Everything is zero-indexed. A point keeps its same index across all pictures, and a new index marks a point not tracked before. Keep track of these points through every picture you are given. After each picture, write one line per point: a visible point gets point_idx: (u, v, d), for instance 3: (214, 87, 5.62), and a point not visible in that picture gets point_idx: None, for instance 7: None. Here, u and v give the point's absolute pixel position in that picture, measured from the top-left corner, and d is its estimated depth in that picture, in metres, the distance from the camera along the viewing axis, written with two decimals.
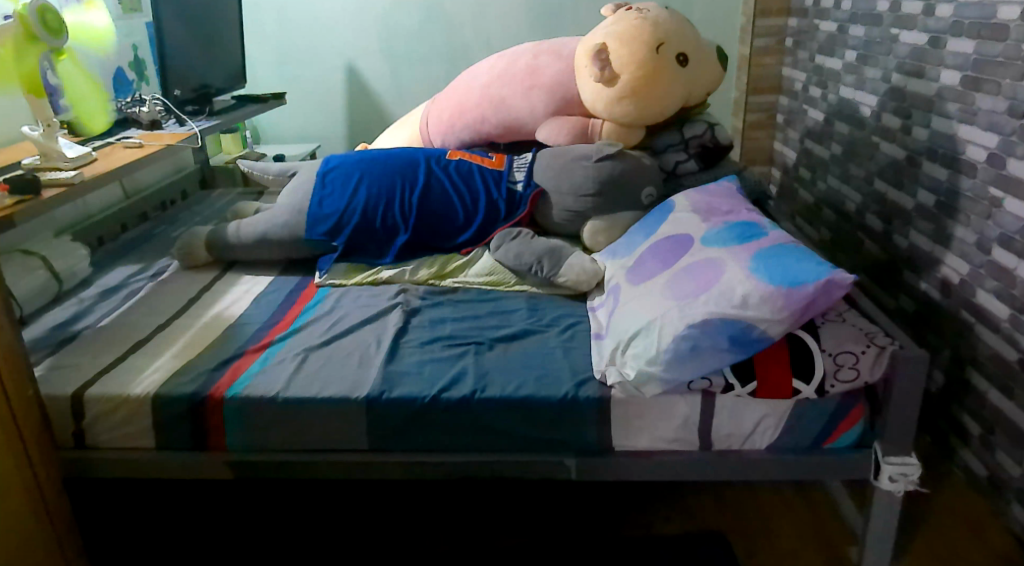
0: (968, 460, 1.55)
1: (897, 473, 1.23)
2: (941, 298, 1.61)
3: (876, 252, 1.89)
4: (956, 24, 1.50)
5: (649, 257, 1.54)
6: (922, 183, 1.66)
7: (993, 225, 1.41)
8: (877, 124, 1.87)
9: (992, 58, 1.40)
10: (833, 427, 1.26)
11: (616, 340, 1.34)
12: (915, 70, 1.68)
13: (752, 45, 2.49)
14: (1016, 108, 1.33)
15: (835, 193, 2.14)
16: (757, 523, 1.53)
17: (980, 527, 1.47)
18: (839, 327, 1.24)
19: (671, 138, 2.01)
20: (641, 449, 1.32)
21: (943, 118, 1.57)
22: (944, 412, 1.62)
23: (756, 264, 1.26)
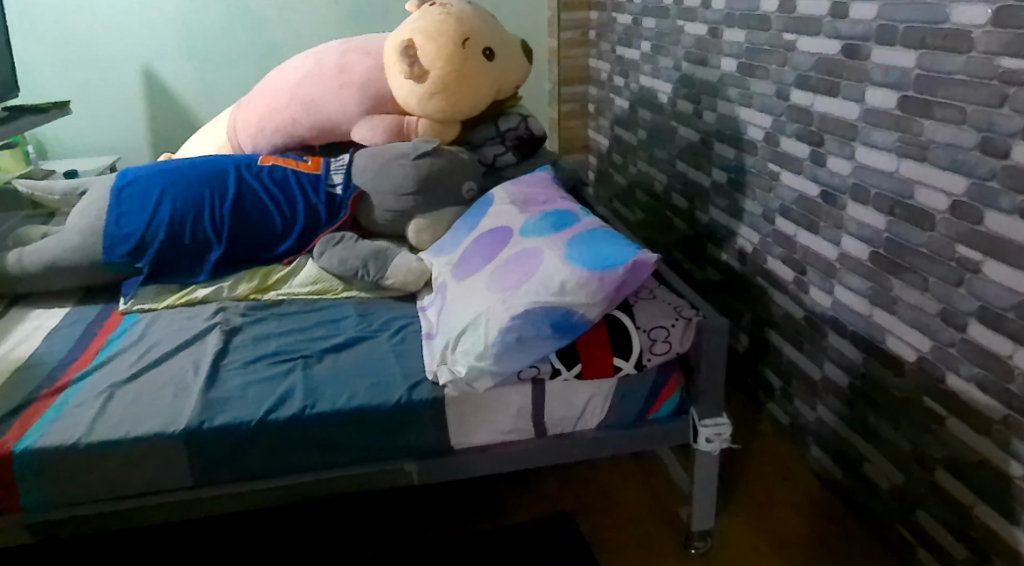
0: (774, 411, 1.70)
1: (712, 434, 1.31)
2: (739, 267, 1.75)
3: (684, 229, 2.04)
4: (729, 16, 1.65)
5: (473, 252, 1.54)
6: (715, 163, 1.80)
7: (775, 197, 1.55)
8: (674, 110, 2.01)
9: (759, 46, 1.54)
10: (654, 398, 1.33)
11: (446, 337, 1.33)
12: (700, 59, 1.82)
13: (560, 38, 2.57)
14: (782, 91, 1.47)
15: (644, 176, 2.28)
16: (599, 498, 1.59)
17: (788, 470, 1.60)
18: (652, 304, 1.30)
19: (488, 131, 2.03)
20: (480, 444, 1.32)
21: (726, 103, 1.71)
22: (752, 371, 1.77)
23: (570, 251, 1.30)
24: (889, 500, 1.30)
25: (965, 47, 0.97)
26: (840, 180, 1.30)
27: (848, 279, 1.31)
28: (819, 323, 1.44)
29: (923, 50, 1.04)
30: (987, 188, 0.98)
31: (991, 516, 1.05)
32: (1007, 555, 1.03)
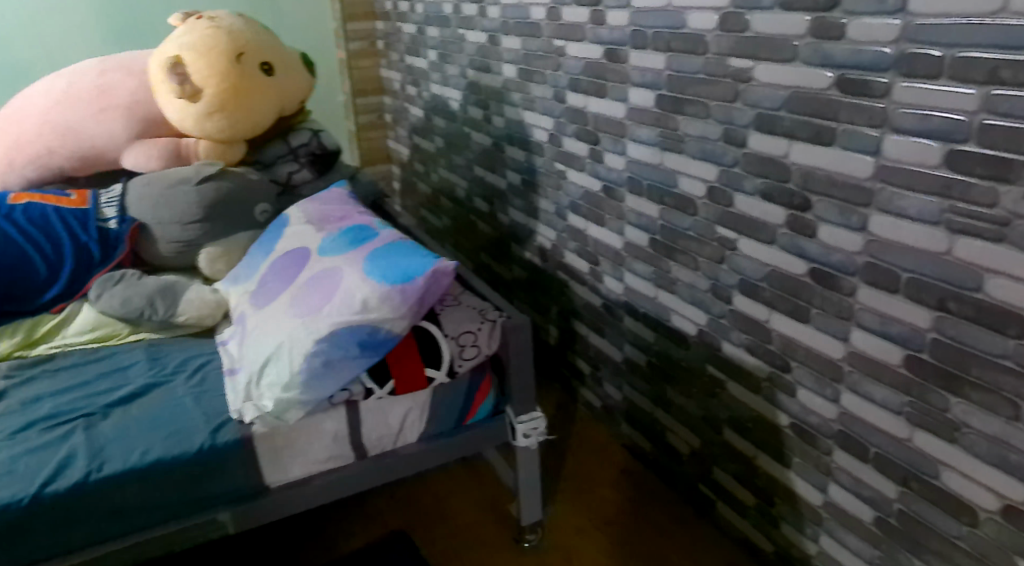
0: (587, 396, 1.78)
1: (529, 429, 1.34)
2: (542, 263, 1.83)
3: (488, 231, 2.09)
4: (504, 24, 1.71)
5: (270, 277, 1.45)
6: (509, 165, 1.87)
7: (565, 195, 1.64)
8: (465, 116, 2.04)
9: (534, 52, 1.61)
10: (470, 402, 1.33)
11: (248, 372, 1.25)
12: (484, 66, 1.87)
13: (347, 49, 2.49)
14: (558, 94, 1.56)
15: (445, 182, 2.30)
16: (431, 510, 1.57)
17: (605, 449, 1.68)
18: (458, 310, 1.30)
19: (278, 150, 1.94)
20: (298, 478, 1.26)
21: (512, 107, 1.78)
22: (564, 360, 1.85)
23: (369, 266, 1.24)
24: (690, 463, 1.42)
25: (702, 49, 1.06)
26: (617, 175, 1.40)
27: (634, 265, 1.41)
28: (616, 308, 1.53)
29: (670, 52, 1.14)
30: (733, 174, 1.06)
31: (769, 462, 1.16)
32: (786, 497, 1.14)
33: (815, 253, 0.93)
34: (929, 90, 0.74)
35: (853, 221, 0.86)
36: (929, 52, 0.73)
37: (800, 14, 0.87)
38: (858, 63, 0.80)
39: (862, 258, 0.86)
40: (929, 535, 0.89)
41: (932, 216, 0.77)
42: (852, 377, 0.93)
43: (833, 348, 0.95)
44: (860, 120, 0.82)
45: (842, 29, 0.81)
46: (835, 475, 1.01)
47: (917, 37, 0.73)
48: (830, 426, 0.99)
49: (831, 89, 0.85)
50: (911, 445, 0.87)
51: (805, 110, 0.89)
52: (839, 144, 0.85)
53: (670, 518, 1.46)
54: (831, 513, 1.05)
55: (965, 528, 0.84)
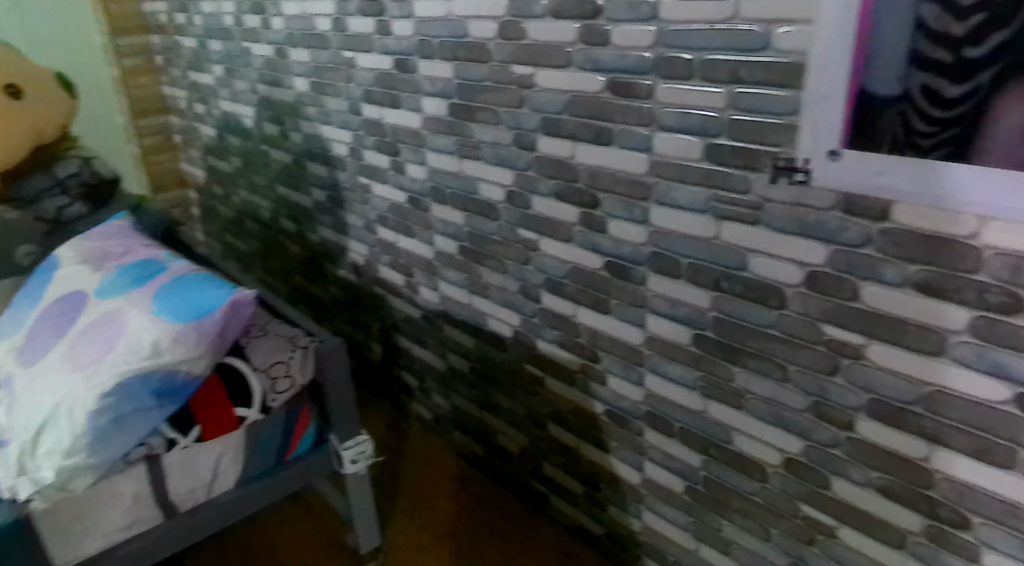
0: (417, 409, 1.76)
1: (357, 454, 1.27)
2: (357, 280, 1.78)
3: (299, 252, 2.00)
4: (291, 36, 1.64)
5: (39, 330, 1.26)
6: (312, 182, 1.80)
7: (372, 208, 1.60)
8: (261, 134, 1.94)
9: (325, 65, 1.56)
10: (290, 436, 1.23)
11: (19, 442, 1.07)
12: (274, 80, 1.79)
13: (120, 66, 2.26)
14: (354, 106, 1.52)
15: (248, 204, 2.17)
16: (261, 554, 1.47)
17: (439, 460, 1.67)
18: (264, 340, 1.20)
19: (41, 183, 1.70)
20: (94, 552, 1.11)
21: (309, 122, 1.71)
22: (391, 376, 1.81)
23: (156, 306, 1.12)
24: (521, 461, 1.45)
25: (486, 57, 1.08)
26: (420, 186, 1.39)
27: (447, 273, 1.41)
28: (435, 318, 1.52)
29: (456, 61, 1.15)
30: (527, 177, 1.09)
31: (591, 449, 1.20)
32: (610, 480, 1.19)
33: (608, 247, 0.98)
34: (686, 90, 0.80)
35: (636, 214, 0.92)
36: (681, 55, 0.79)
37: (569, 21, 0.91)
38: (624, 67, 0.86)
39: (648, 249, 0.92)
40: (730, 495, 0.96)
41: (700, 205, 0.83)
42: (652, 359, 0.99)
43: (633, 335, 1.00)
44: (632, 120, 0.87)
45: (607, 35, 0.86)
46: (648, 453, 1.08)
47: (670, 41, 0.79)
48: (639, 408, 1.05)
49: (604, 92, 0.90)
50: (707, 416, 0.94)
51: (584, 112, 0.94)
52: (616, 143, 0.90)
53: (507, 518, 1.48)
54: (649, 489, 1.11)
55: (757, 484, 0.92)
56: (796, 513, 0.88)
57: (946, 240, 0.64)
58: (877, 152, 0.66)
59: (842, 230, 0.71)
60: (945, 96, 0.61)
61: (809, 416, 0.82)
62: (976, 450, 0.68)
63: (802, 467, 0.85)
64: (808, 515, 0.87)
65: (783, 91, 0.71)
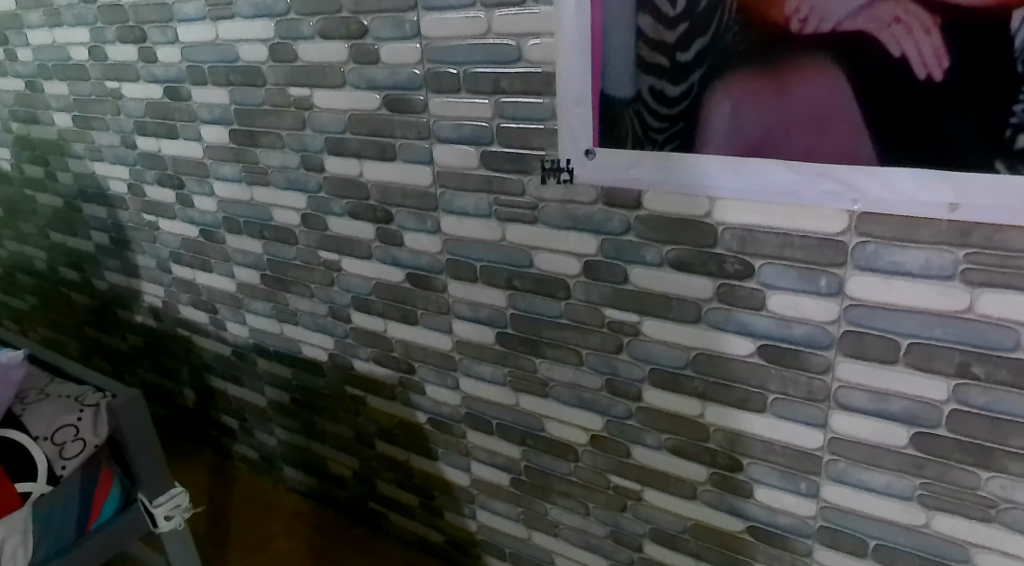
0: (241, 450, 1.67)
1: (170, 509, 1.17)
2: (156, 324, 1.66)
3: (85, 301, 1.82)
4: (43, 68, 1.50)
5: None
6: (90, 225, 1.65)
7: (162, 246, 1.50)
8: (21, 177, 1.74)
9: (87, 97, 1.44)
10: (88, 504, 1.10)
11: None
12: (30, 117, 1.61)
13: None
14: (127, 140, 1.41)
15: (17, 256, 1.94)
16: None
17: (271, 499, 1.59)
18: (44, 404, 1.09)
19: None
20: None
21: (77, 160, 1.57)
22: (208, 420, 1.70)
23: None
24: (355, 484, 1.42)
25: (260, 81, 1.05)
26: (211, 218, 1.33)
27: (252, 304, 1.35)
28: (246, 352, 1.45)
29: (231, 86, 1.11)
30: (320, 199, 1.08)
31: (420, 459, 1.21)
32: (443, 487, 1.20)
33: (407, 260, 1.00)
34: (456, 103, 0.83)
35: (429, 225, 0.94)
36: (447, 70, 0.82)
37: (338, 42, 0.91)
38: (397, 84, 0.88)
39: (444, 257, 0.95)
40: (551, 479, 1.02)
41: (484, 210, 0.88)
42: (463, 363, 1.02)
43: (443, 342, 1.03)
44: (411, 134, 0.90)
45: (376, 54, 0.88)
46: (473, 453, 1.11)
47: (435, 57, 0.83)
48: (458, 412, 1.08)
49: (381, 109, 0.91)
50: (520, 408, 0.99)
51: (365, 130, 0.95)
52: (401, 158, 0.93)
53: (348, 544, 1.45)
54: (480, 488, 1.14)
55: (571, 465, 0.98)
56: (608, 484, 0.95)
57: (688, 221, 0.73)
58: (624, 148, 0.73)
59: (607, 220, 0.78)
60: (669, 96, 0.69)
61: (605, 393, 0.89)
62: (736, 401, 0.78)
63: (606, 442, 0.92)
64: (618, 485, 0.94)
65: (540, 99, 0.77)
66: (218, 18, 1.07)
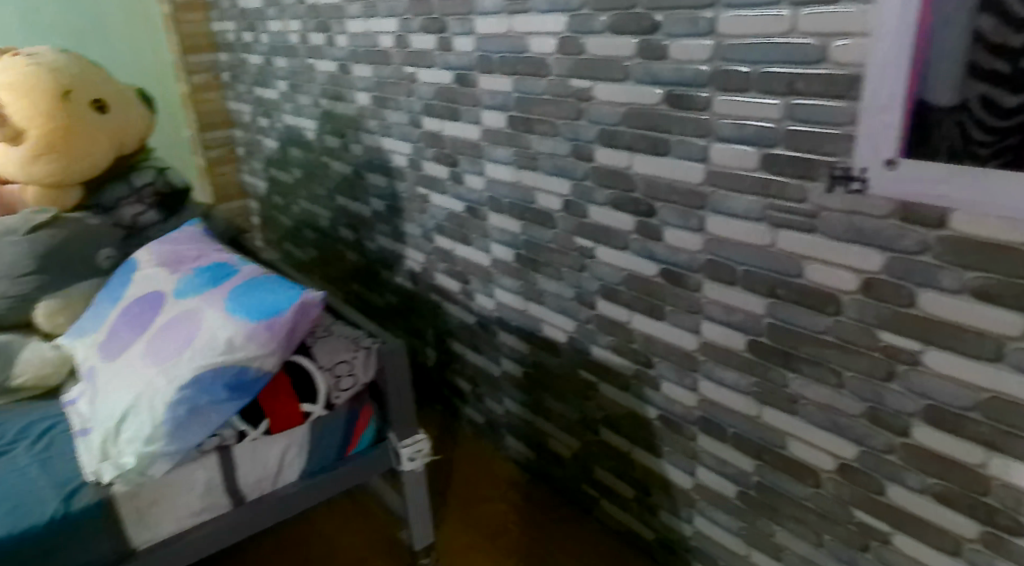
0: (469, 413, 1.79)
1: (413, 452, 1.30)
2: (413, 286, 1.83)
3: (356, 260, 2.07)
4: (354, 53, 1.72)
5: (121, 326, 1.29)
6: (371, 192, 1.86)
7: (429, 217, 1.66)
8: (322, 146, 2.02)
9: (387, 80, 1.62)
10: (350, 433, 1.27)
11: (102, 429, 1.11)
12: (336, 95, 1.86)
13: (189, 83, 2.36)
14: (414, 119, 1.58)
15: (307, 214, 2.25)
16: (318, 549, 1.49)
17: (491, 464, 1.70)
18: (329, 340, 1.25)
19: (118, 191, 1.67)
20: (168, 535, 1.14)
21: (369, 135, 1.78)
22: (444, 381, 1.85)
23: (232, 305, 1.17)
24: (572, 466, 1.47)
25: (544, 71, 1.12)
26: (478, 195, 1.44)
27: (502, 280, 1.45)
28: (489, 324, 1.56)
29: (515, 75, 1.20)
30: (584, 187, 1.13)
31: (643, 454, 1.23)
32: (662, 485, 1.20)
33: (663, 254, 1.01)
34: (742, 102, 0.83)
35: (692, 223, 0.95)
36: (738, 69, 0.82)
37: (627, 37, 0.94)
38: (681, 80, 0.89)
39: (703, 256, 0.95)
40: (782, 501, 0.98)
41: (755, 214, 0.86)
42: (705, 365, 1.02)
43: (687, 341, 1.03)
44: (688, 131, 0.90)
45: (664, 50, 0.90)
46: (700, 458, 1.09)
47: (727, 55, 0.82)
48: (692, 413, 1.07)
49: (660, 104, 0.93)
50: (761, 421, 0.96)
51: (641, 124, 0.97)
52: (673, 154, 0.94)
53: (557, 522, 1.50)
54: (701, 494, 1.12)
55: (809, 490, 0.93)
56: (850, 519, 0.89)
57: (1003, 248, 0.66)
58: (935, 161, 0.69)
59: (899, 237, 0.73)
60: (1004, 106, 0.64)
61: (863, 421, 0.83)
62: None
63: (855, 473, 0.86)
64: (862, 522, 0.88)
65: (837, 103, 0.74)
66: (515, 12, 1.15)
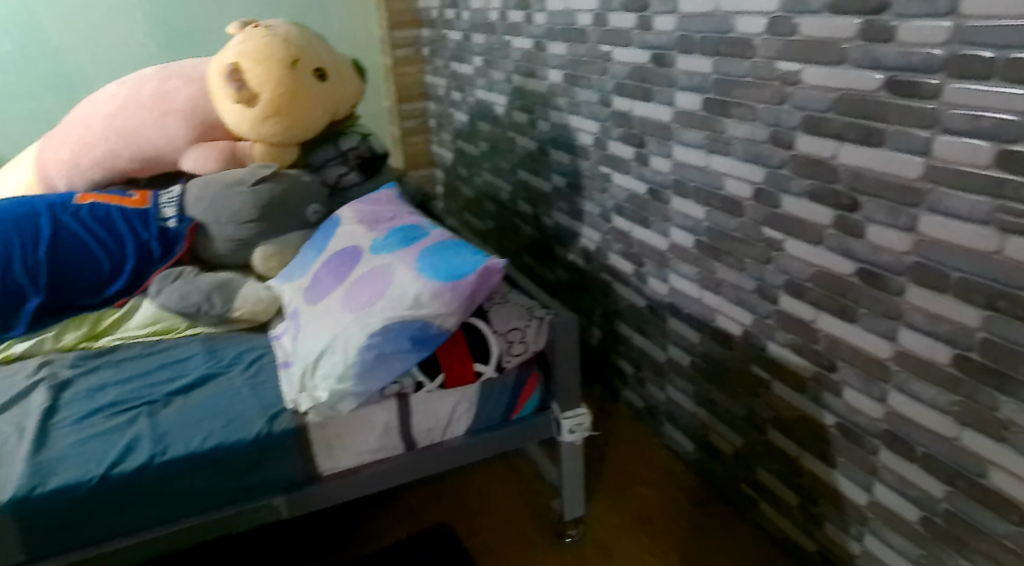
0: (628, 396, 1.79)
1: (574, 424, 1.34)
2: (585, 265, 1.85)
3: (531, 234, 2.12)
4: (551, 30, 1.75)
5: (323, 274, 1.43)
6: (554, 168, 1.89)
7: (610, 197, 1.66)
8: (510, 121, 2.08)
9: (581, 58, 1.64)
10: (516, 398, 1.33)
11: (302, 363, 1.24)
12: (529, 71, 1.91)
13: (393, 56, 2.51)
14: (605, 98, 1.57)
15: (489, 186, 2.33)
16: (472, 503, 1.56)
17: (646, 449, 1.69)
18: (506, 306, 1.30)
19: (326, 153, 1.85)
20: (349, 466, 1.26)
21: (557, 112, 1.81)
22: (606, 361, 1.86)
23: (422, 264, 1.25)
24: (732, 463, 1.43)
25: (749, 53, 1.08)
26: (662, 177, 1.42)
27: (679, 266, 1.43)
28: (660, 309, 1.54)
29: (717, 56, 1.16)
30: (780, 176, 1.07)
31: (811, 460, 1.17)
32: (831, 497, 1.15)
33: (864, 253, 0.96)
34: (980, 90, 0.77)
35: (902, 221, 0.89)
36: (980, 53, 0.76)
37: (849, 17, 0.89)
38: (908, 64, 0.83)
39: (910, 258, 0.89)
40: (976, 534, 0.92)
41: (981, 215, 0.81)
42: (899, 376, 0.96)
43: (880, 348, 0.97)
44: (910, 121, 0.85)
45: (892, 32, 0.84)
46: (880, 475, 1.04)
47: (968, 39, 0.76)
48: (877, 425, 1.02)
49: (879, 91, 0.87)
50: (959, 444, 0.90)
51: (855, 112, 0.91)
52: (888, 145, 0.88)
53: (709, 517, 1.47)
54: (876, 513, 1.07)
55: (1012, 528, 0.87)
56: None
57: None
58: None
59: None
60: None
61: None
62: None
63: None
64: None
65: None
66: None
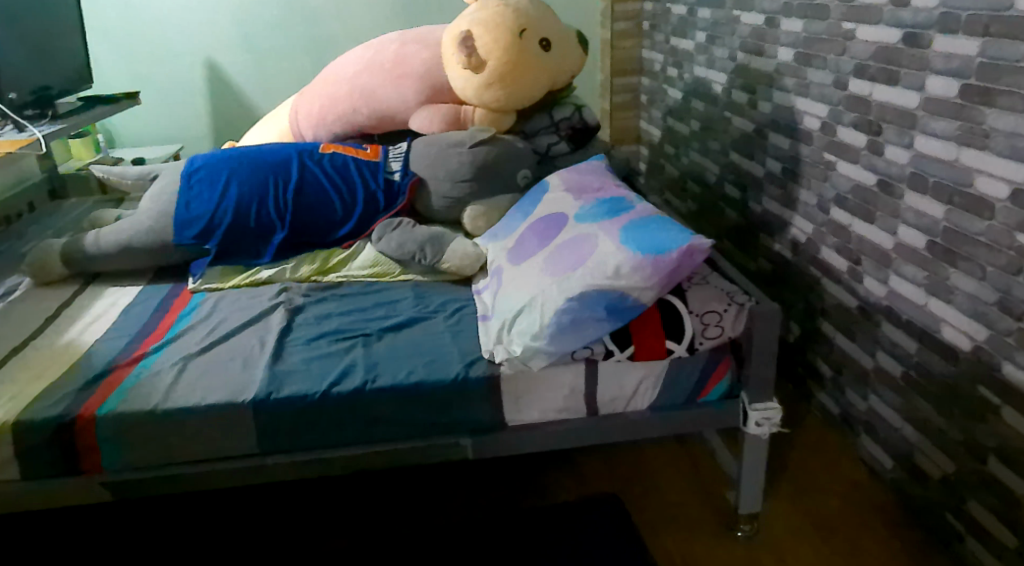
0: (822, 400, 1.69)
1: (762, 417, 1.29)
2: (792, 257, 1.75)
3: (735, 219, 2.05)
4: (786, 6, 1.65)
5: (527, 237, 1.49)
6: (770, 152, 1.80)
7: (830, 186, 1.54)
8: (728, 100, 2.00)
9: (817, 36, 1.53)
10: (704, 381, 1.31)
11: (501, 318, 1.31)
12: (756, 49, 1.83)
13: (612, 29, 2.52)
14: (840, 80, 1.46)
15: (696, 166, 2.28)
16: (642, 480, 1.57)
17: (835, 459, 1.59)
18: (704, 288, 1.28)
19: (541, 121, 1.89)
20: (533, 421, 1.31)
21: (782, 93, 1.71)
22: (801, 359, 1.76)
23: (625, 237, 1.27)
24: (939, 489, 1.31)
25: None
26: (897, 169, 1.30)
27: (903, 268, 1.31)
28: (873, 312, 1.43)
29: (987, 37, 1.05)
30: None
31: None
32: None
33: None
34: None
35: None
36: None
37: None
38: None
39: None
40: None
41: None
42: None
43: None
44: None
45: None
46: None
47: None
48: None
49: None
50: None
51: None
52: None
53: (902, 542, 1.37)
54: None
55: None
56: None
57: None
58: None
59: None
60: None
61: None
62: None
63: None
64: None
65: None
66: None
